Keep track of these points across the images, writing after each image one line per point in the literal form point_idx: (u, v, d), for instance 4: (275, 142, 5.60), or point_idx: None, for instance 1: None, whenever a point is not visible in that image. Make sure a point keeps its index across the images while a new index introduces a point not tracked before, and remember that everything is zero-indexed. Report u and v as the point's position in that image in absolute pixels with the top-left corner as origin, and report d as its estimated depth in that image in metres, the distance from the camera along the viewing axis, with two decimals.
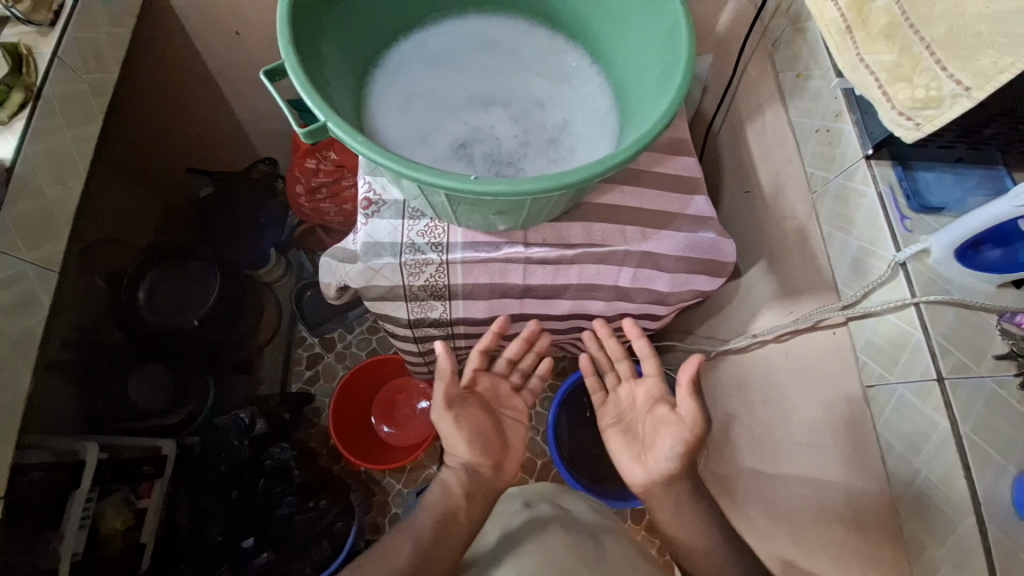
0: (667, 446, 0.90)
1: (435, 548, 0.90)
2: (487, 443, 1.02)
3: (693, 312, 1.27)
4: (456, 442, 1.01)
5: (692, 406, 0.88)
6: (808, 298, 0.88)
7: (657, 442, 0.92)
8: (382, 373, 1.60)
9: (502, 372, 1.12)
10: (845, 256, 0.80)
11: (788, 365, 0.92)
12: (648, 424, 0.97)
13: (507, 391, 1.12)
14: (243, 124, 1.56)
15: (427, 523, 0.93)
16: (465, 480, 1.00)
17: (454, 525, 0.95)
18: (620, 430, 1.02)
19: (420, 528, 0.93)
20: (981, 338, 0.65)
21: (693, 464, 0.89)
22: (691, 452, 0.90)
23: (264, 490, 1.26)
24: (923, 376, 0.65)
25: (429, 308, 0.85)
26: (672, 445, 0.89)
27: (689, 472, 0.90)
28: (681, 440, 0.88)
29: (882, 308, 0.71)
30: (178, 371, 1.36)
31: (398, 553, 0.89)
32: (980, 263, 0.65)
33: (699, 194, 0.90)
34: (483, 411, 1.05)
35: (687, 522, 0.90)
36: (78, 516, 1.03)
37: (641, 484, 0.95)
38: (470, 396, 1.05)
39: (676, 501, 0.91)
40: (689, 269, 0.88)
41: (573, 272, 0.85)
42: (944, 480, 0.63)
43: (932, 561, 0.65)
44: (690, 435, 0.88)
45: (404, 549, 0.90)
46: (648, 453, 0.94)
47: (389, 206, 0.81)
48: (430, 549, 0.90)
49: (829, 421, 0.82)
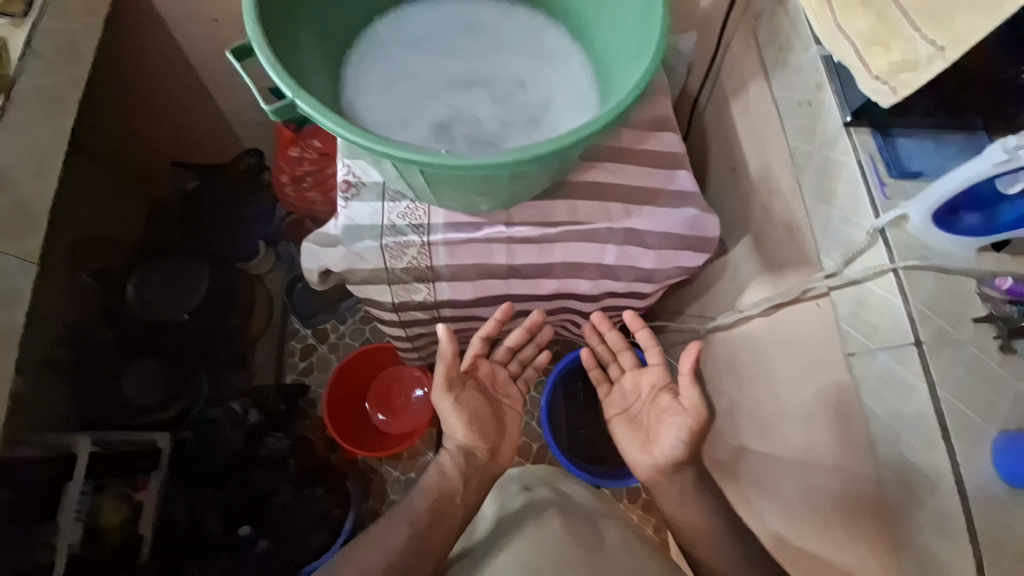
0: (671, 435, 0.90)
1: (432, 531, 0.90)
2: (487, 429, 1.00)
3: (681, 292, 1.27)
4: (454, 425, 0.98)
5: (695, 394, 0.89)
6: (790, 271, 0.88)
7: (661, 432, 0.92)
8: (375, 362, 1.61)
9: (500, 360, 1.08)
10: (825, 228, 0.79)
11: (775, 339, 0.92)
12: (652, 413, 0.98)
13: (505, 378, 1.09)
14: (227, 116, 1.54)
15: (423, 507, 0.92)
16: (461, 461, 0.98)
17: (450, 504, 0.94)
18: (625, 420, 1.03)
19: (416, 511, 0.92)
20: (962, 303, 0.65)
21: (695, 447, 0.90)
22: (694, 440, 0.90)
23: (259, 480, 1.29)
24: (903, 342, 0.65)
25: (414, 292, 0.86)
26: (675, 433, 0.90)
27: (691, 454, 0.91)
28: (685, 428, 0.89)
29: (863, 276, 0.71)
30: (170, 366, 1.33)
31: (394, 536, 0.88)
32: (958, 230, 0.65)
33: (682, 170, 0.89)
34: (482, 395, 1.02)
35: (681, 494, 0.92)
36: (73, 506, 1.04)
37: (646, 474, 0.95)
38: (469, 382, 1.02)
39: (676, 477, 0.92)
40: (673, 246, 0.88)
41: (557, 251, 0.85)
42: (926, 445, 0.63)
43: (914, 525, 0.65)
44: (692, 423, 0.88)
45: (399, 529, 0.89)
46: (653, 441, 0.94)
47: (369, 189, 0.81)
48: (427, 532, 0.90)
49: (815, 391, 0.83)
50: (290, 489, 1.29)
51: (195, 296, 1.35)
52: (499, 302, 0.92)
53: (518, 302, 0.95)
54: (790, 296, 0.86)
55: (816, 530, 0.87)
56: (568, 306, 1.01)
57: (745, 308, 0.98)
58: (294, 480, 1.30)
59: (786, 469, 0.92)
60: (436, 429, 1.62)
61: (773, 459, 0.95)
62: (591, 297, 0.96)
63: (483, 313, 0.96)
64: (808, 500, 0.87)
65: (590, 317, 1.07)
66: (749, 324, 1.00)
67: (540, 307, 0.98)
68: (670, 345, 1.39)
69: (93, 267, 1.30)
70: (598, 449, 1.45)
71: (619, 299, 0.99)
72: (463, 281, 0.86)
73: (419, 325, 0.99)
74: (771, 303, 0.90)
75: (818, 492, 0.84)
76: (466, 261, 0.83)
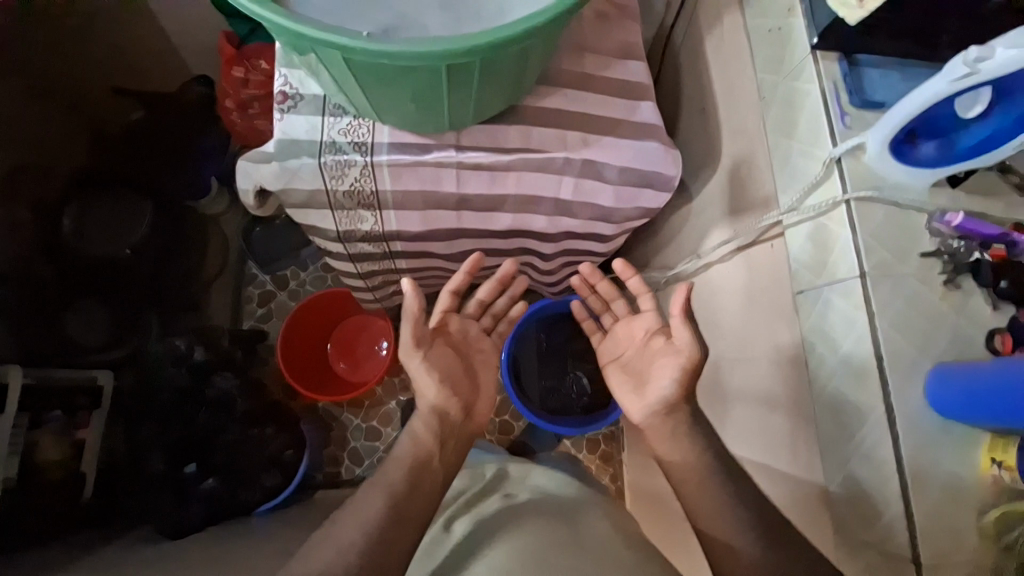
0: (662, 377, 0.78)
1: (408, 497, 0.83)
2: (457, 384, 0.93)
3: (646, 242, 1.25)
4: (424, 387, 0.91)
5: (687, 332, 0.76)
6: (749, 213, 0.86)
7: (652, 375, 0.80)
8: (338, 310, 1.56)
9: (472, 315, 1.03)
10: (786, 165, 0.77)
11: (728, 284, 0.91)
12: (645, 359, 0.85)
13: (478, 334, 1.02)
14: (171, 37, 1.41)
15: (397, 475, 0.85)
16: (435, 425, 0.91)
17: (427, 471, 0.88)
18: (619, 368, 0.91)
19: (390, 480, 0.86)
20: (909, 237, 0.64)
21: (690, 388, 0.78)
22: (689, 381, 0.77)
23: (205, 420, 1.26)
24: (848, 275, 0.64)
25: (360, 220, 0.82)
26: (668, 374, 0.78)
27: (686, 395, 0.77)
28: (678, 368, 0.77)
29: (818, 210, 0.69)
30: (116, 305, 1.29)
31: (369, 505, 0.82)
32: (914, 159, 0.64)
33: (645, 101, 0.85)
34: (452, 351, 0.96)
35: (649, 429, 0.80)
36: (7, 440, 0.99)
37: (641, 423, 0.80)
38: (440, 337, 0.96)
39: (665, 422, 0.78)
40: (634, 182, 0.84)
41: (510, 181, 0.81)
42: (863, 377, 0.63)
43: (842, 455, 0.65)
44: (686, 362, 0.76)
45: (376, 502, 0.83)
46: (645, 386, 0.82)
47: (308, 102, 0.75)
48: (403, 498, 0.83)
49: (762, 333, 0.82)
50: (239, 429, 1.28)
51: (138, 230, 1.30)
52: (452, 236, 0.89)
53: (473, 239, 0.91)
54: (748, 236, 0.84)
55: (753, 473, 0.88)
56: (526, 246, 0.98)
57: (705, 253, 0.97)
58: (244, 420, 1.29)
59: (733, 413, 0.91)
60: (399, 379, 1.60)
61: (722, 404, 0.95)
62: (548, 236, 0.93)
63: (436, 249, 0.92)
64: (751, 441, 0.88)
65: (551, 260, 1.05)
66: (708, 271, 0.99)
67: (496, 245, 0.95)
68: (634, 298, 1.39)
69: (29, 198, 1.17)
70: (559, 400, 1.45)
71: (578, 240, 0.97)
72: (413, 210, 0.82)
73: (369, 261, 0.95)
74: (730, 245, 0.89)
75: (755, 433, 0.84)
76: (415, 187, 0.79)
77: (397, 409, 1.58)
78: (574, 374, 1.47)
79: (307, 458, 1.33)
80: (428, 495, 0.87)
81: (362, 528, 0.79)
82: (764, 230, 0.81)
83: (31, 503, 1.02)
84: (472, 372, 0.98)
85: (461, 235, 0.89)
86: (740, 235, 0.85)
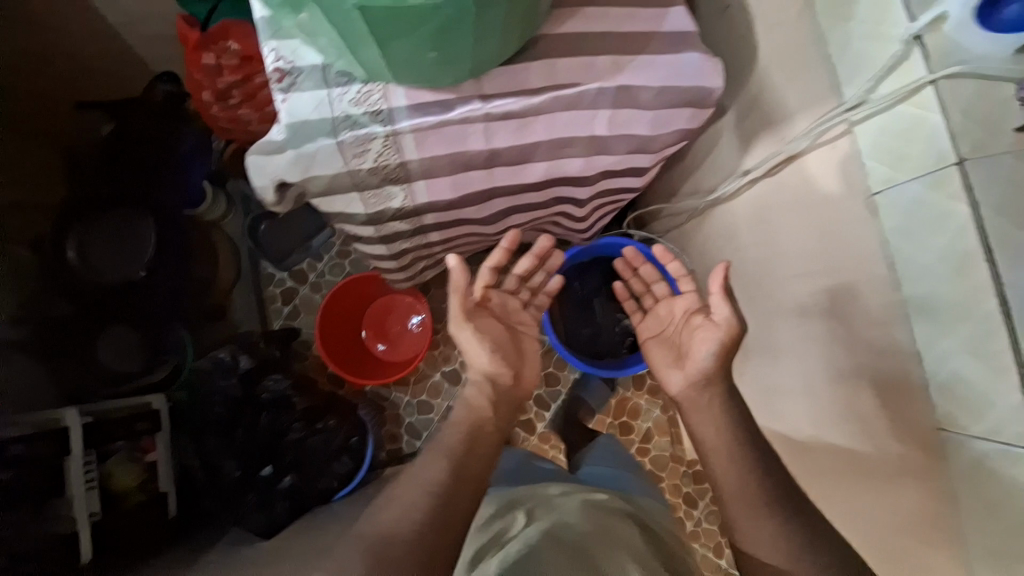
0: (703, 349, 0.89)
1: (469, 457, 0.85)
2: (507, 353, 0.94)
3: (673, 170, 1.19)
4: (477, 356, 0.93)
5: (726, 307, 0.87)
6: (800, 115, 0.79)
7: (693, 347, 0.92)
8: (363, 296, 1.54)
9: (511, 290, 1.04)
10: (845, 52, 0.70)
11: (783, 196, 0.86)
12: (685, 333, 0.97)
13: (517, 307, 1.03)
14: (119, 30, 1.27)
15: (456, 438, 0.87)
16: (488, 391, 0.93)
17: (483, 434, 0.89)
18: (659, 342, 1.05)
19: (450, 443, 0.87)
20: (995, 112, 0.57)
21: (729, 361, 0.89)
22: (728, 354, 0.89)
23: (267, 423, 1.26)
24: (940, 161, 0.60)
25: (388, 197, 0.76)
26: (707, 346, 0.89)
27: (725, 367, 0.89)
28: (716, 341, 0.88)
29: (891, 100, 0.64)
30: (146, 329, 1.24)
31: (434, 468, 0.84)
32: (993, 26, 0.56)
33: (674, 8, 0.76)
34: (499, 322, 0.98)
35: (689, 399, 0.92)
36: (82, 482, 1.00)
37: (679, 391, 0.94)
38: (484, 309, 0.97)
39: (706, 393, 0.90)
40: (673, 103, 0.77)
41: (541, 126, 0.73)
42: (963, 271, 0.59)
43: (941, 354, 0.63)
44: (724, 336, 0.87)
45: (441, 465, 0.84)
46: (685, 357, 0.94)
47: (308, 74, 0.66)
48: (466, 459, 0.85)
49: (826, 244, 0.78)
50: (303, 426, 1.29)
51: (145, 251, 1.21)
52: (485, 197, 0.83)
53: (506, 197, 0.86)
54: (805, 142, 0.77)
55: (820, 390, 0.88)
56: (559, 196, 0.92)
57: (753, 168, 0.90)
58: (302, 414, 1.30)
59: (796, 328, 0.91)
60: (439, 351, 1.61)
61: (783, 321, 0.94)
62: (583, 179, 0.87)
63: (469, 214, 0.87)
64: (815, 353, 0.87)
65: (585, 206, 0.99)
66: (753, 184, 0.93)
67: (530, 200, 0.89)
68: (666, 229, 1.33)
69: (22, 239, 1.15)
70: (603, 345, 1.45)
71: (614, 178, 0.91)
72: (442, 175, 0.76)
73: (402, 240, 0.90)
74: (783, 152, 0.82)
75: (825, 344, 0.84)
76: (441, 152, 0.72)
77: (444, 379, 1.60)
78: (614, 317, 1.45)
79: (371, 441, 1.33)
80: (486, 456, 0.89)
81: (428, 487, 0.81)
82: (826, 131, 0.74)
83: (118, 531, 1.06)
84: (517, 342, 0.98)
85: (495, 196, 0.84)
86: (798, 140, 0.78)
